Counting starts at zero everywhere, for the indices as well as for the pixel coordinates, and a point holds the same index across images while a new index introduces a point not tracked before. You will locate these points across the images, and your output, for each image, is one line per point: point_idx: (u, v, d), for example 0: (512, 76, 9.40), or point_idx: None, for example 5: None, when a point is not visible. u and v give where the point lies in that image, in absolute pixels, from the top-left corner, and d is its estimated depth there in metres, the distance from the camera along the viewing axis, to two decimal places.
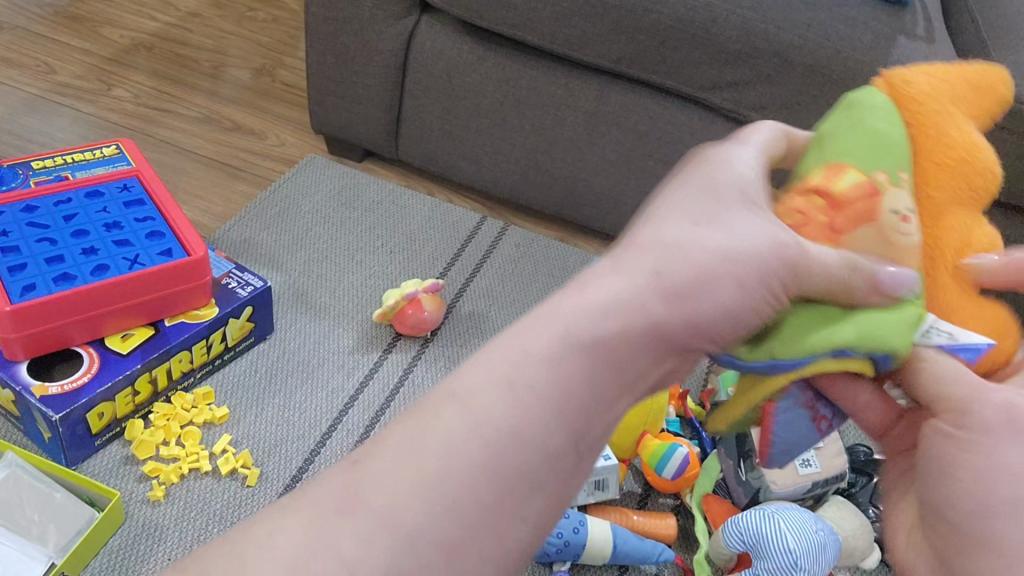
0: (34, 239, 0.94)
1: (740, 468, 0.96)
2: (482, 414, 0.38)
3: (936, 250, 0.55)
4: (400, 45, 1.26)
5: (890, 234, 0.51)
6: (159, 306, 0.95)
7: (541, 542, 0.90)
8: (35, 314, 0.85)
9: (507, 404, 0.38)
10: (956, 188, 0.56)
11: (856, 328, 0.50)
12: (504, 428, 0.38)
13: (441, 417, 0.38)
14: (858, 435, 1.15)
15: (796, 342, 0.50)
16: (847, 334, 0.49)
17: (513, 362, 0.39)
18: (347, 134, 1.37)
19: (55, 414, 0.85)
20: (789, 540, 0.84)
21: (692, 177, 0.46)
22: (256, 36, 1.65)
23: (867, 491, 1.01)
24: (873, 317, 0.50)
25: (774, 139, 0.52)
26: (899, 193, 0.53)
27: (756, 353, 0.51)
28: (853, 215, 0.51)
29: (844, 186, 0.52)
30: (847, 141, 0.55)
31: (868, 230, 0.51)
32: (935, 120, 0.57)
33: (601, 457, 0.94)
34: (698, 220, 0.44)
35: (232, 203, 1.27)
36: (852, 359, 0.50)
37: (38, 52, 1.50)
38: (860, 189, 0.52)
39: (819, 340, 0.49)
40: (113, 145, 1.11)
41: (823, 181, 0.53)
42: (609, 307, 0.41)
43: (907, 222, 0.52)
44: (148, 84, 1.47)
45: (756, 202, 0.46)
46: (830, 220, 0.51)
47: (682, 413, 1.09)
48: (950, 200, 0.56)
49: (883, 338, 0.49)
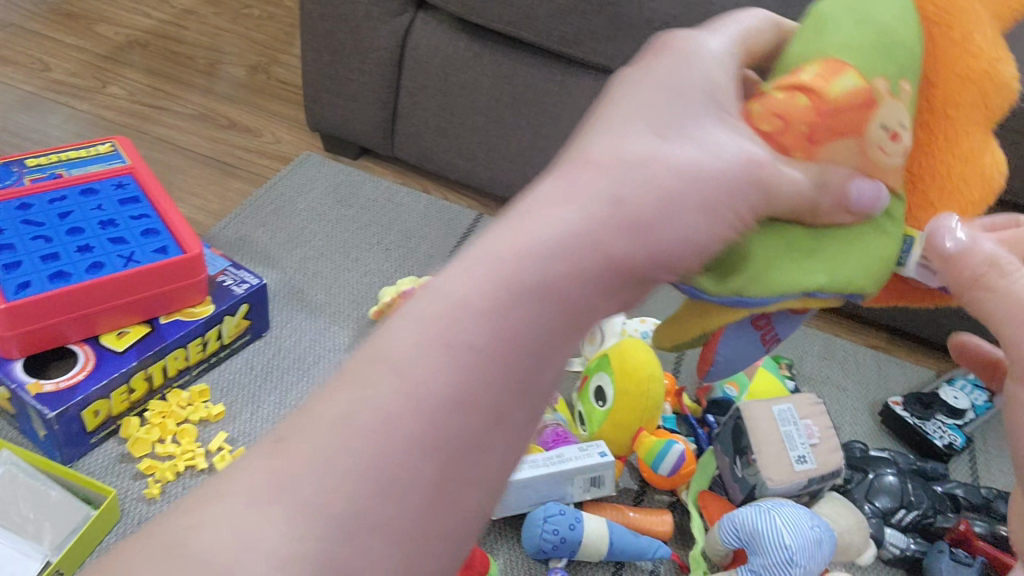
0: (29, 236, 0.93)
1: (736, 465, 0.97)
2: (411, 377, 0.31)
3: (930, 169, 0.53)
4: (397, 43, 1.26)
5: (870, 151, 0.48)
6: (155, 303, 0.95)
7: (536, 538, 0.90)
8: (31, 311, 0.85)
9: (437, 362, 0.31)
10: (965, 107, 0.52)
11: (820, 265, 0.49)
12: (440, 397, 0.31)
13: (372, 385, 0.31)
14: (854, 432, 1.15)
15: (764, 277, 0.47)
16: (812, 269, 0.48)
17: (444, 305, 0.33)
18: (343, 132, 1.37)
19: (51, 412, 0.85)
20: (783, 536, 0.85)
21: (663, 70, 0.41)
22: (252, 34, 1.65)
23: (863, 488, 1.01)
24: (841, 255, 0.49)
25: (755, 30, 0.48)
26: (892, 106, 0.49)
27: (724, 287, 0.47)
28: (841, 125, 0.47)
29: (837, 86, 0.47)
30: (849, 33, 0.50)
31: (848, 145, 0.47)
32: (962, 25, 0.52)
33: (598, 453, 0.94)
34: (666, 135, 0.38)
35: (228, 200, 1.27)
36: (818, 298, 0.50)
37: (32, 49, 1.50)
38: (853, 97, 0.47)
39: (788, 275, 0.48)
40: (108, 142, 1.10)
41: (813, 80, 0.47)
42: (560, 225, 0.34)
43: (895, 139, 0.49)
44: (143, 81, 1.47)
45: (725, 109, 0.41)
46: (814, 123, 0.46)
47: (678, 409, 1.09)
48: (958, 117, 0.53)
49: (847, 273, 0.49)
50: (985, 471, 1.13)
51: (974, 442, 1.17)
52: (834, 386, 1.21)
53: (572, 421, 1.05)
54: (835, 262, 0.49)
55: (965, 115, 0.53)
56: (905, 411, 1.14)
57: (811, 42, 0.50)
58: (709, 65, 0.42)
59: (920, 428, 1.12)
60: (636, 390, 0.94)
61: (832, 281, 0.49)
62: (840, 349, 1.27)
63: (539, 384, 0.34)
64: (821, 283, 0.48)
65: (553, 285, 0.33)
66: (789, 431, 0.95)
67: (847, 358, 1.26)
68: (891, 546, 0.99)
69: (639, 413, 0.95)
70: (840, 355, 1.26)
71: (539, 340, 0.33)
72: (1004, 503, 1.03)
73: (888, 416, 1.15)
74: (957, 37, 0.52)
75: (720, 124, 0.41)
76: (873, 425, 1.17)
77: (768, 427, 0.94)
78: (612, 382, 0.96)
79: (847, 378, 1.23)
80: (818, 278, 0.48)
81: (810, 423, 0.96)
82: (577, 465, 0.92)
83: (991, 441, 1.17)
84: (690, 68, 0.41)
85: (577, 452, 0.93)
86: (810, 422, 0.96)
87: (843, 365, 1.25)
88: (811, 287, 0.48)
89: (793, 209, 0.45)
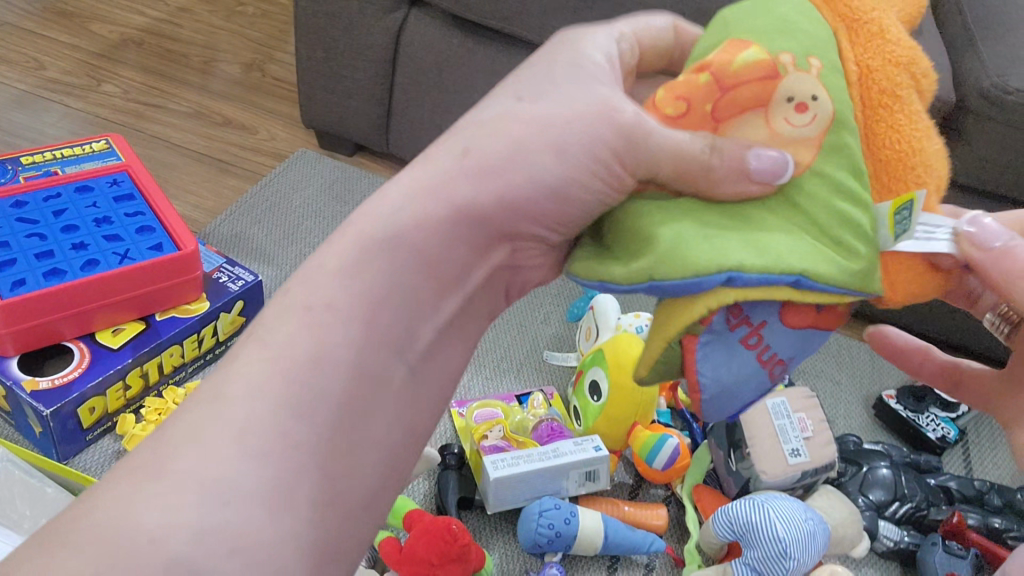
0: (23, 234, 0.94)
1: (731, 459, 0.98)
2: (284, 328, 0.39)
3: (882, 161, 0.45)
4: (391, 39, 1.26)
5: (772, 126, 0.44)
6: (150, 300, 0.95)
7: (532, 533, 0.90)
8: (26, 309, 0.85)
9: (302, 316, 0.39)
10: (903, 83, 0.44)
11: (747, 245, 0.42)
12: (309, 347, 0.38)
13: (267, 338, 0.39)
14: (849, 425, 1.16)
15: (675, 254, 0.42)
16: (737, 246, 0.42)
17: (321, 271, 0.41)
18: (338, 129, 1.37)
19: (45, 409, 0.85)
20: (777, 529, 0.85)
21: (553, 61, 0.47)
22: (246, 32, 1.65)
23: (856, 481, 1.02)
24: (771, 236, 0.43)
25: (658, 30, 0.52)
26: (804, 79, 0.44)
27: (634, 276, 0.43)
28: (743, 96, 0.44)
29: (742, 58, 0.44)
30: (752, 21, 0.46)
31: (748, 120, 0.45)
32: (869, 10, 0.45)
33: (592, 448, 0.94)
34: (521, 99, 0.45)
35: (222, 198, 1.27)
36: (751, 288, 0.42)
37: (27, 48, 1.50)
38: (757, 68, 0.44)
39: (705, 252, 0.42)
40: (102, 140, 1.10)
41: (716, 56, 0.45)
42: (414, 200, 0.42)
43: (806, 110, 0.44)
44: (137, 79, 1.47)
45: (599, 78, 0.46)
46: (715, 100, 0.45)
47: (672, 404, 1.09)
48: (902, 103, 0.44)
49: (779, 255, 0.42)
50: (979, 464, 1.13)
51: (968, 435, 1.17)
52: (829, 380, 1.21)
53: (567, 416, 1.05)
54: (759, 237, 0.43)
55: (909, 92, 0.44)
56: (899, 405, 1.15)
57: (714, 36, 0.47)
58: (594, 53, 0.47)
59: (914, 422, 1.13)
60: (628, 384, 0.95)
61: (753, 257, 0.42)
62: (835, 343, 1.28)
63: (411, 333, 0.41)
64: (739, 261, 0.42)
65: (413, 248, 0.41)
66: (783, 424, 0.95)
67: (842, 352, 1.26)
68: (886, 539, 0.99)
69: (632, 407, 0.96)
70: (835, 350, 1.26)
71: (399, 299, 0.41)
72: (997, 495, 1.04)
73: (882, 410, 1.16)
74: (873, 22, 0.45)
75: (599, 85, 0.45)
76: (868, 418, 1.18)
77: (762, 421, 0.95)
78: (607, 377, 0.96)
79: (842, 372, 1.23)
80: (741, 256, 0.42)
81: (804, 417, 0.96)
82: (571, 459, 0.92)
83: (985, 434, 1.18)
84: (573, 57, 0.47)
85: (572, 447, 0.94)
86: (804, 416, 0.96)
87: (837, 360, 1.25)
88: (728, 267, 0.41)
89: (676, 167, 0.44)
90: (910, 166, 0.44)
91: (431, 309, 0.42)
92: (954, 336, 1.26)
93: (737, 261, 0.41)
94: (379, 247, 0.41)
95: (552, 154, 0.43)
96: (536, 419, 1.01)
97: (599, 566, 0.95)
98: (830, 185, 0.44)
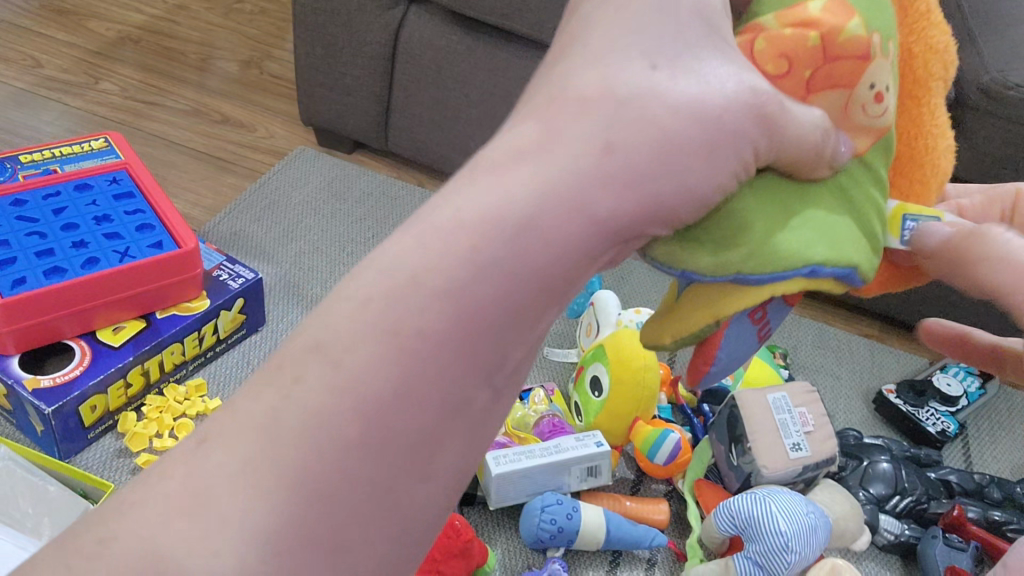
0: (24, 232, 0.93)
1: (731, 454, 0.98)
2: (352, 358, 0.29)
3: (902, 152, 0.45)
4: (390, 36, 1.26)
5: (849, 111, 0.40)
6: (150, 299, 0.95)
7: (534, 528, 0.90)
8: (28, 306, 0.85)
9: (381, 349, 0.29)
10: (938, 73, 0.44)
11: (822, 233, 0.40)
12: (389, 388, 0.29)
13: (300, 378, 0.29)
14: (848, 420, 1.16)
15: (764, 247, 0.39)
16: (816, 237, 0.40)
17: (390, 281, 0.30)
18: (337, 126, 1.37)
19: (47, 407, 0.85)
20: (778, 522, 0.86)
21: None
22: (243, 29, 1.65)
23: (857, 475, 1.02)
24: (839, 224, 0.41)
25: None
26: (886, 65, 0.40)
27: (720, 268, 0.39)
28: (838, 71, 0.39)
29: (847, 28, 0.39)
30: None
31: (835, 96, 0.40)
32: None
33: (594, 443, 0.94)
34: (658, 63, 0.33)
35: (222, 195, 1.27)
36: (819, 280, 0.41)
37: (24, 46, 1.49)
38: (856, 45, 0.39)
39: (787, 243, 0.39)
40: (101, 138, 1.10)
41: (821, 16, 0.39)
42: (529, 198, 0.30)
43: (881, 101, 0.41)
44: (135, 77, 1.46)
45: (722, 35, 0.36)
46: (813, 69, 0.39)
47: (672, 400, 1.09)
48: (935, 96, 0.44)
49: (845, 247, 0.41)
50: (978, 457, 1.13)
51: (968, 429, 1.18)
52: (828, 374, 1.22)
53: (568, 412, 1.05)
54: (829, 223, 0.41)
55: (942, 86, 0.44)
56: (899, 399, 1.15)
57: None
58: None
59: (914, 416, 1.13)
60: (630, 378, 0.95)
61: (825, 250, 0.40)
62: (834, 337, 1.28)
63: (503, 364, 0.31)
64: (816, 255, 0.40)
65: (517, 256, 0.30)
66: (784, 419, 0.95)
67: (841, 347, 1.27)
68: (886, 532, 0.99)
69: (633, 402, 0.96)
70: (834, 344, 1.27)
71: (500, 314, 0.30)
72: (997, 488, 1.04)
73: (882, 404, 1.16)
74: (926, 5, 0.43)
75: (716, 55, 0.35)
76: (867, 412, 1.18)
77: (763, 416, 0.95)
78: (609, 372, 0.96)
79: (841, 367, 1.23)
80: (819, 248, 0.40)
81: (805, 411, 0.97)
82: (573, 455, 0.92)
83: (985, 428, 1.18)
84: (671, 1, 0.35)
85: (573, 442, 0.94)
86: (805, 410, 0.97)
87: (837, 354, 1.25)
88: (809, 261, 0.39)
89: (795, 154, 0.38)
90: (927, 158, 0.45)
91: (528, 328, 0.32)
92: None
93: (815, 258, 0.40)
94: (469, 258, 0.30)
95: (699, 148, 0.33)
96: (537, 415, 1.01)
97: (601, 562, 0.95)
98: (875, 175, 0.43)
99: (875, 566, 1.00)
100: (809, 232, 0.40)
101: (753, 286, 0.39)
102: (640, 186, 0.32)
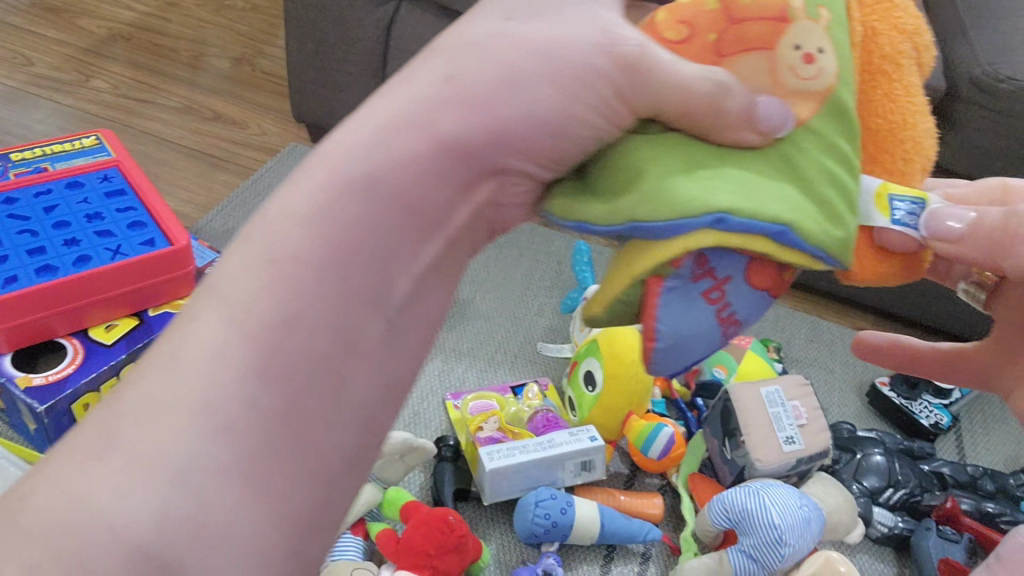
0: (15, 231, 0.93)
1: (725, 447, 0.98)
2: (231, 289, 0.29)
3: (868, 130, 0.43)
4: (382, 32, 1.25)
5: (776, 75, 0.40)
6: (142, 296, 0.95)
7: (528, 523, 0.90)
8: (19, 304, 0.85)
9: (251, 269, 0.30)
10: (903, 52, 0.43)
11: (735, 187, 0.38)
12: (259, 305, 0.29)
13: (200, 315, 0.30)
14: (842, 413, 1.16)
15: (654, 191, 0.38)
16: (738, 188, 0.38)
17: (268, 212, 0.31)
18: (330, 123, 1.36)
19: (40, 406, 0.84)
20: (772, 515, 0.86)
21: None
22: (235, 25, 1.64)
23: (850, 468, 1.03)
24: (761, 185, 0.39)
25: None
26: (813, 28, 0.40)
27: (612, 214, 0.39)
28: (749, 34, 0.40)
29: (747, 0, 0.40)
30: None
31: (752, 60, 0.40)
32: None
33: (588, 438, 0.95)
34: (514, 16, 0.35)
35: (214, 193, 1.27)
36: (736, 237, 0.38)
37: (14, 44, 1.49)
38: (768, 7, 0.40)
39: (691, 190, 0.37)
40: (92, 136, 1.09)
41: None
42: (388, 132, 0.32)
43: (813, 63, 0.40)
44: (126, 75, 1.46)
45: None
46: (721, 31, 0.40)
47: (667, 394, 1.09)
48: (901, 75, 0.43)
49: (768, 200, 0.38)
50: (971, 450, 1.14)
51: (961, 422, 1.18)
52: (822, 368, 1.22)
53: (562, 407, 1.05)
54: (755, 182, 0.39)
55: (908, 64, 0.43)
56: (892, 392, 1.15)
57: None
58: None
59: (907, 408, 1.13)
60: (609, 364, 0.96)
61: (742, 201, 0.38)
62: (827, 331, 1.28)
63: (387, 293, 0.31)
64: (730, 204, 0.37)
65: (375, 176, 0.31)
66: (777, 412, 0.95)
67: (834, 340, 1.27)
68: (880, 525, 1.00)
69: (628, 396, 0.96)
70: (829, 338, 1.27)
71: (374, 242, 0.31)
72: (990, 480, 1.05)
73: (875, 397, 1.17)
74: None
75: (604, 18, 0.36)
76: (861, 405, 1.18)
77: (757, 409, 0.95)
78: (602, 368, 0.97)
79: (834, 360, 1.24)
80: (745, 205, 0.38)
81: (798, 405, 0.97)
82: (568, 450, 0.93)
83: (977, 420, 1.18)
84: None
85: (567, 437, 0.94)
86: (797, 404, 0.97)
87: (830, 348, 1.25)
88: (720, 207, 0.37)
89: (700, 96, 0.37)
90: (896, 142, 0.44)
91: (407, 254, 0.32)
92: (940, 323, 1.28)
93: (724, 206, 0.37)
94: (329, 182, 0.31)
95: (549, 76, 0.34)
96: (531, 410, 1.01)
97: (596, 556, 0.95)
98: (827, 149, 0.41)
99: (869, 559, 1.00)
100: (720, 183, 0.38)
101: (653, 233, 0.38)
102: (498, 115, 0.33)
